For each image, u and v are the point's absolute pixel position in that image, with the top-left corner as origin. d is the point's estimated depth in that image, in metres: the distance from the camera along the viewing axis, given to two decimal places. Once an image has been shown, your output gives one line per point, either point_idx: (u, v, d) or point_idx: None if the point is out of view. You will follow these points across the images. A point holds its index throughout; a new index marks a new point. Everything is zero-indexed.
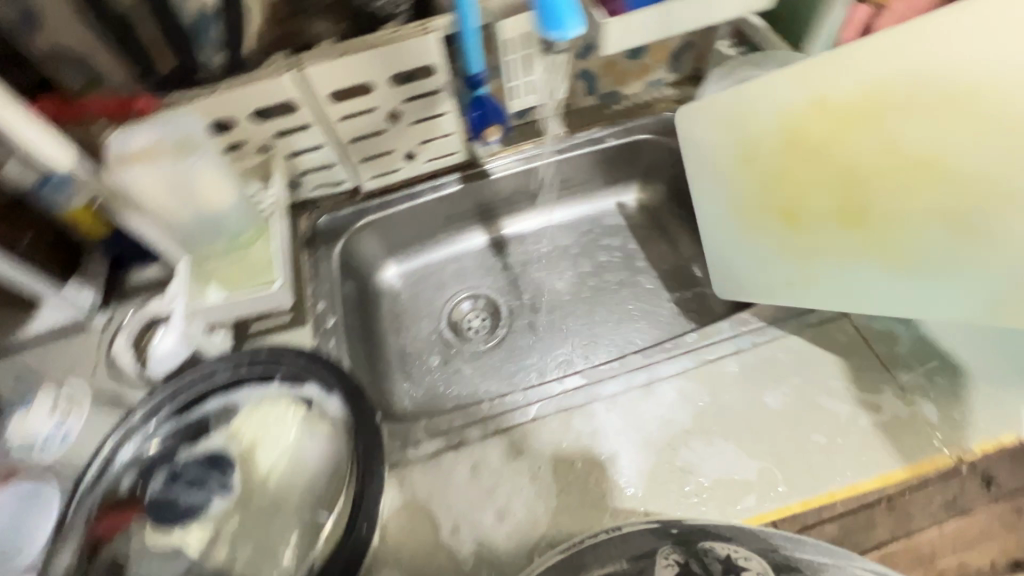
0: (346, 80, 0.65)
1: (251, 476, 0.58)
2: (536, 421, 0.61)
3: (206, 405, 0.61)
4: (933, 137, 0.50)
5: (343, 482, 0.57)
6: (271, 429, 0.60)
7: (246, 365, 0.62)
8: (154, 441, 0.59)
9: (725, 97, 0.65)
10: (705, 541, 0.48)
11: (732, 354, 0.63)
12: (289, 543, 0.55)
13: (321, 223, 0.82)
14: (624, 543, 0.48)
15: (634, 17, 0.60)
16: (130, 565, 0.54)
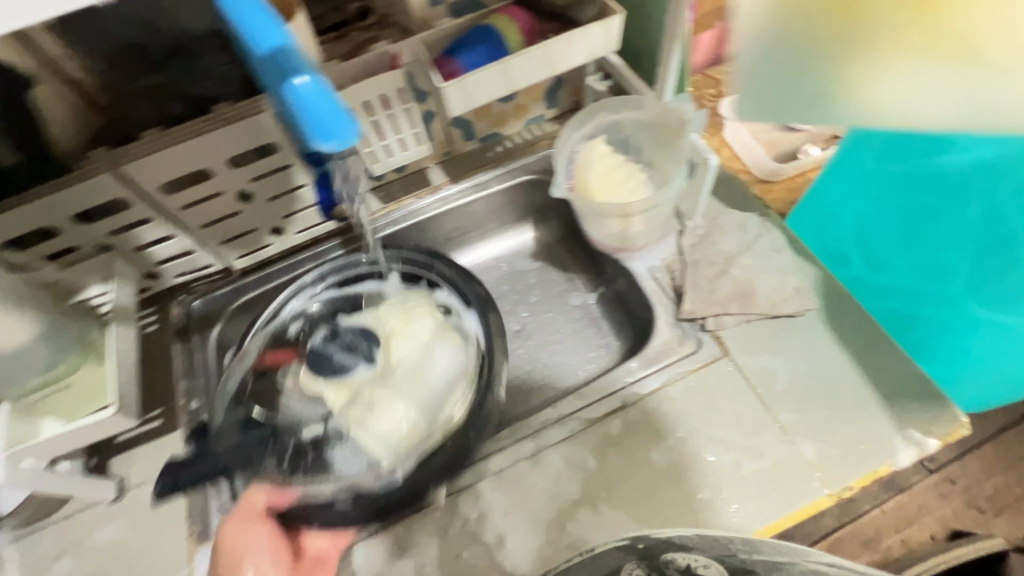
0: (177, 170, 0.60)
1: (391, 358, 0.66)
2: (421, 511, 0.58)
3: (363, 286, 0.74)
4: None
5: (463, 393, 0.63)
6: (410, 324, 0.68)
7: (402, 264, 0.73)
8: (315, 303, 0.73)
9: None
10: (669, 553, 0.39)
11: (617, 410, 0.61)
12: (402, 416, 0.61)
13: (195, 307, 0.76)
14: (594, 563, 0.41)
15: (470, 79, 0.58)
16: (286, 397, 0.66)
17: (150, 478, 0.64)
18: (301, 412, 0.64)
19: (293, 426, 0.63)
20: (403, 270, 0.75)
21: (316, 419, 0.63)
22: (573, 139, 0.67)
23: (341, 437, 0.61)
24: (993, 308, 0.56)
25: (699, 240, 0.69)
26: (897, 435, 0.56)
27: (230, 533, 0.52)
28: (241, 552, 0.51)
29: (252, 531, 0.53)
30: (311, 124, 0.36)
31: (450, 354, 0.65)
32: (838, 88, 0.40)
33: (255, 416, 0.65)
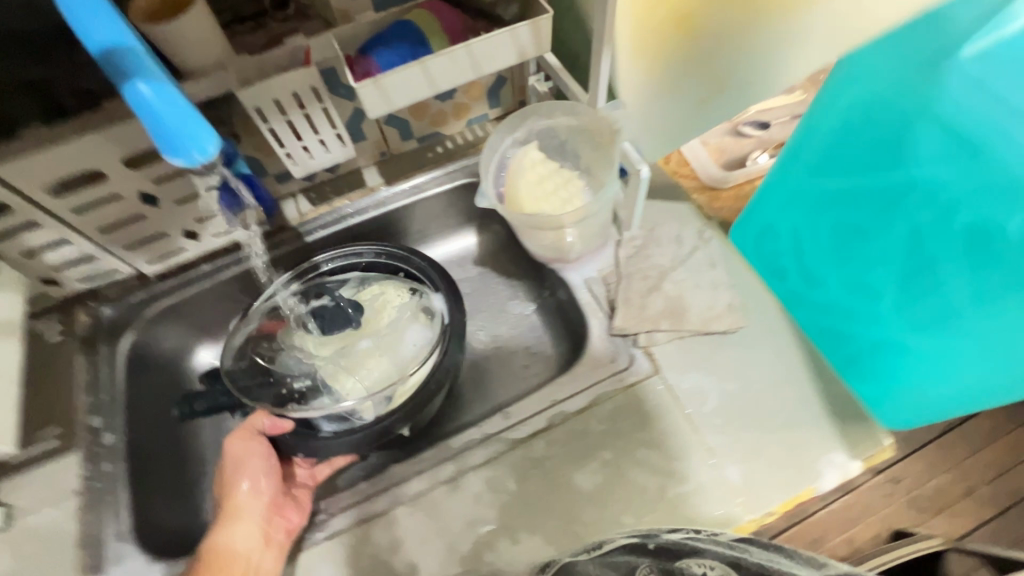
0: (63, 171, 0.54)
1: (373, 327, 0.69)
2: (332, 538, 0.55)
3: (349, 275, 0.73)
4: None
5: (429, 354, 0.65)
6: (384, 303, 0.70)
7: (385, 257, 0.72)
8: (305, 285, 0.71)
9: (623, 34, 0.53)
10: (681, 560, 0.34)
11: (542, 430, 0.59)
12: (371, 374, 0.66)
13: (105, 314, 0.71)
14: None
15: (385, 79, 0.54)
16: (283, 353, 0.68)
17: (41, 503, 0.59)
18: (297, 364, 0.68)
19: (284, 373, 0.67)
20: (380, 266, 0.74)
21: (307, 372, 0.67)
22: (503, 145, 0.64)
23: (323, 391, 0.65)
24: (920, 334, 0.54)
25: (635, 252, 0.67)
26: (821, 458, 0.55)
27: (233, 449, 0.61)
28: (241, 467, 0.61)
29: (247, 455, 0.61)
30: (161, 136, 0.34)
31: (424, 333, 0.67)
32: (734, 67, 0.52)
33: (258, 362, 0.68)
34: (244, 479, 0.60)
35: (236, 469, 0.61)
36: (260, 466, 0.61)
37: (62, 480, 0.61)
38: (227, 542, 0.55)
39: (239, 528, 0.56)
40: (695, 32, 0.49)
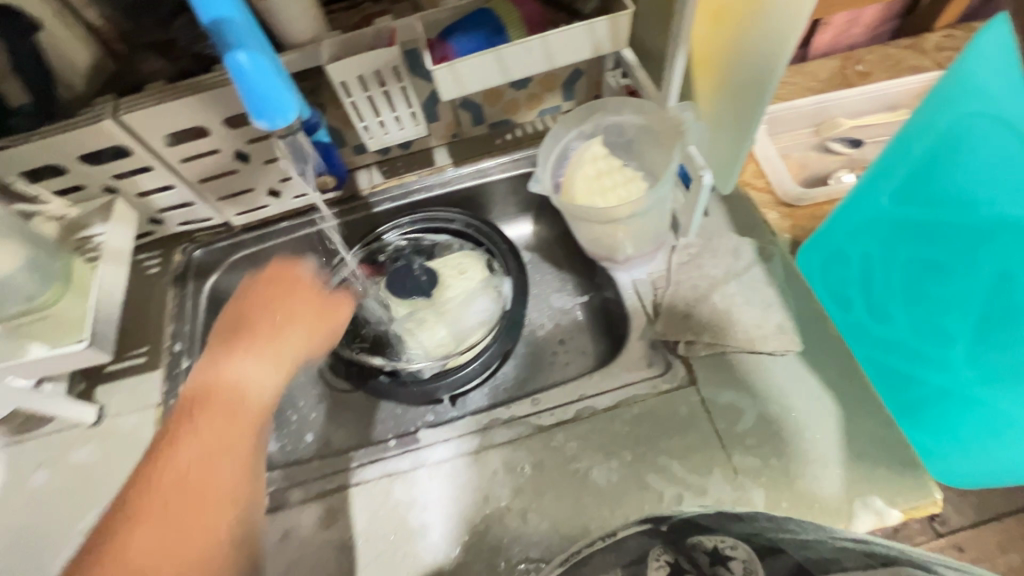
0: (175, 124, 0.62)
1: (446, 293, 0.73)
2: (357, 485, 0.59)
3: (439, 236, 0.77)
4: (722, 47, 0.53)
5: (487, 330, 0.69)
6: (462, 273, 0.74)
7: (473, 228, 0.76)
8: (401, 239, 0.76)
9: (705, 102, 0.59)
10: (692, 536, 0.37)
11: (566, 422, 0.60)
12: (433, 337, 0.70)
13: (196, 256, 0.80)
14: (619, 550, 0.38)
15: (460, 64, 0.56)
16: (365, 297, 0.73)
17: (126, 410, 0.69)
18: (377, 312, 0.72)
19: (365, 320, 0.72)
20: (465, 235, 0.77)
21: (386, 321, 0.72)
22: (567, 138, 0.64)
23: (393, 343, 0.71)
24: (992, 385, 0.50)
25: (688, 260, 0.65)
26: (857, 499, 0.52)
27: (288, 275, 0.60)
28: (289, 312, 0.58)
29: (293, 296, 0.59)
30: (253, 101, 0.38)
31: (489, 308, 0.71)
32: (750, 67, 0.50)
33: None
34: (290, 325, 0.57)
35: (288, 300, 0.58)
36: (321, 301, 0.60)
37: (146, 393, 0.70)
38: (239, 371, 0.53)
39: (252, 369, 0.54)
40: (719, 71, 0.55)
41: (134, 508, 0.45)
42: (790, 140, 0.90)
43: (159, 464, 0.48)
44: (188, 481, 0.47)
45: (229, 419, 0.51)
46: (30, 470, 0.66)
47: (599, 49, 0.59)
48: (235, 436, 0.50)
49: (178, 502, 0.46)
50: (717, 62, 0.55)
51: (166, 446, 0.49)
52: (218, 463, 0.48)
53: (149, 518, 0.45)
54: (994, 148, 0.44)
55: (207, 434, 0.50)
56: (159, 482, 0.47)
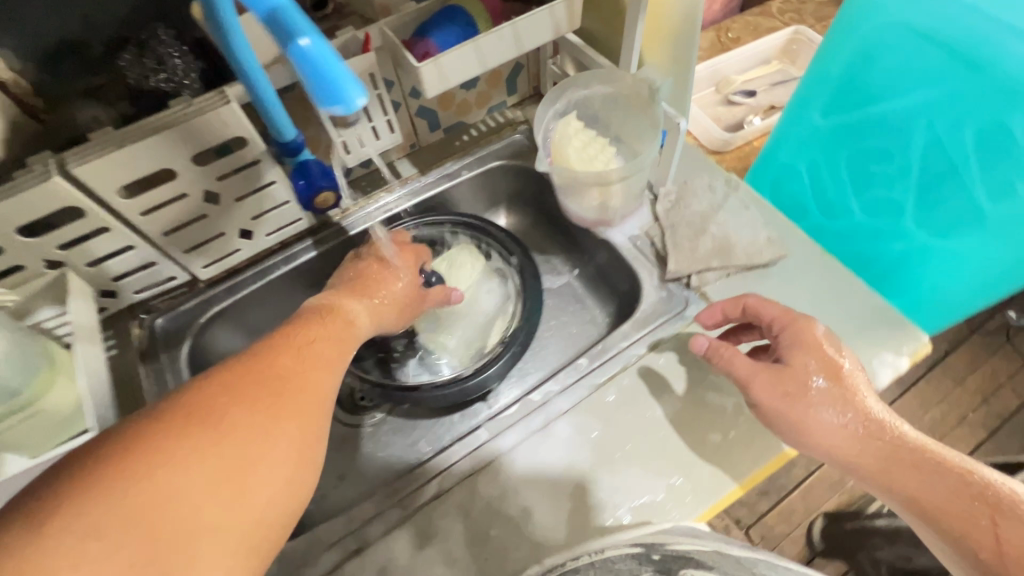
0: (137, 171, 0.55)
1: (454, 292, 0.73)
2: (440, 496, 0.57)
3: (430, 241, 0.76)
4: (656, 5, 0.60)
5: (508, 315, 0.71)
6: (462, 269, 0.74)
7: (461, 224, 0.76)
8: None
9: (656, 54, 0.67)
10: (688, 569, 0.43)
11: (618, 373, 0.63)
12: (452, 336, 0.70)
13: (159, 324, 0.71)
14: (607, 569, 0.44)
15: (444, 59, 0.58)
16: None
17: None
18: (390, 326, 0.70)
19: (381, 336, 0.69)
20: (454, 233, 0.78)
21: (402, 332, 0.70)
22: (547, 118, 0.69)
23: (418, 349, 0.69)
24: (946, 236, 0.62)
25: (673, 205, 0.72)
26: (872, 359, 0.62)
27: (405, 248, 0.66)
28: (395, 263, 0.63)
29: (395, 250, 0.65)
30: (318, 89, 0.35)
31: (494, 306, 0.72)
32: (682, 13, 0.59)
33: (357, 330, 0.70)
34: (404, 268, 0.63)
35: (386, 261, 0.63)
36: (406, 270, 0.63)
37: None
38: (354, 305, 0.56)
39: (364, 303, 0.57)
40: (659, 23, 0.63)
41: (197, 423, 0.36)
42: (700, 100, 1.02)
43: (268, 376, 0.41)
44: (289, 412, 0.40)
45: (323, 372, 0.45)
46: None
47: (559, 27, 0.64)
48: (330, 378, 0.45)
49: (269, 379, 0.41)
50: (654, 5, 0.60)
51: (267, 354, 0.44)
52: (319, 406, 0.42)
53: (243, 419, 0.37)
54: (895, 64, 0.58)
55: (294, 358, 0.44)
56: (278, 380, 0.41)
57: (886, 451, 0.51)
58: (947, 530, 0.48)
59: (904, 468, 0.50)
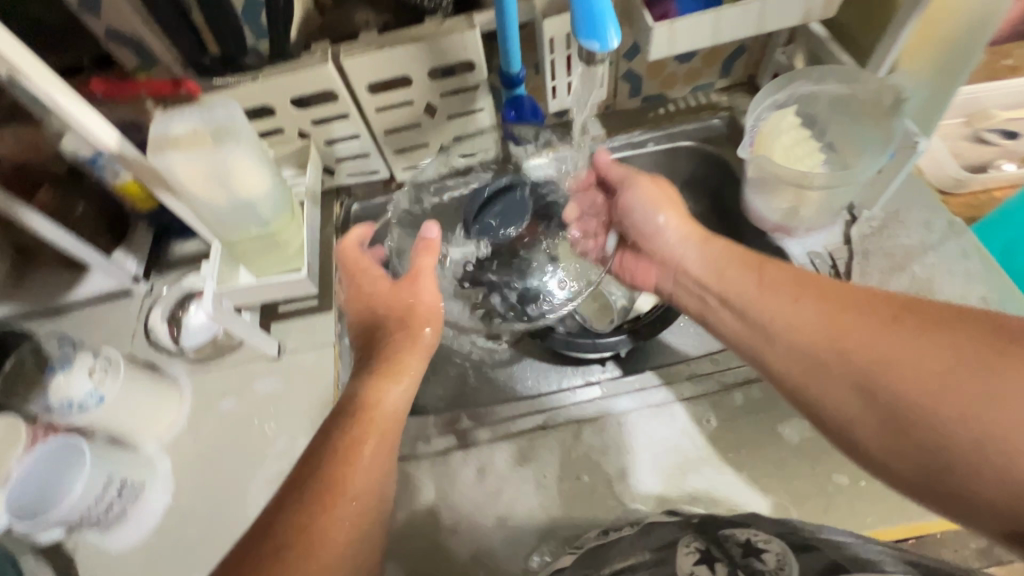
0: (385, 72, 0.64)
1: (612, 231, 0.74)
2: (545, 428, 0.61)
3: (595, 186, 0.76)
4: (938, 10, 0.54)
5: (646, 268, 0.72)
6: None
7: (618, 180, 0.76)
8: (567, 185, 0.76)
9: (920, 64, 0.60)
10: (725, 529, 0.46)
11: (752, 381, 0.61)
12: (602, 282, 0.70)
13: (354, 209, 0.82)
14: (648, 537, 0.47)
15: (680, 23, 0.58)
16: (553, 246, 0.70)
17: (305, 346, 0.72)
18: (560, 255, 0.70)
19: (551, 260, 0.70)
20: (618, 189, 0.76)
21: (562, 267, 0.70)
22: (763, 106, 0.65)
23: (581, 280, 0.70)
24: None
25: (873, 232, 0.66)
26: None
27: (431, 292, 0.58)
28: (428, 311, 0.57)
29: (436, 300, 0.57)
30: (585, 23, 0.39)
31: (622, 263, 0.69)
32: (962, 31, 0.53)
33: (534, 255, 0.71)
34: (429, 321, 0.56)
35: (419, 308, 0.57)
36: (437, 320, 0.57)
37: (320, 331, 0.73)
38: (388, 395, 0.51)
39: (398, 387, 0.52)
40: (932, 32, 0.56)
41: (264, 546, 0.40)
42: (941, 130, 0.87)
43: (322, 481, 0.44)
44: (349, 503, 0.44)
45: (373, 458, 0.47)
46: (217, 397, 0.69)
47: (811, 13, 0.60)
48: (378, 456, 0.48)
49: (297, 547, 0.41)
50: (930, 10, 0.55)
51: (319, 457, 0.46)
52: (373, 483, 0.47)
53: (311, 532, 0.42)
54: None
55: (345, 450, 0.47)
56: (334, 482, 0.45)
57: (715, 253, 0.58)
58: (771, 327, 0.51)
59: (738, 262, 0.56)
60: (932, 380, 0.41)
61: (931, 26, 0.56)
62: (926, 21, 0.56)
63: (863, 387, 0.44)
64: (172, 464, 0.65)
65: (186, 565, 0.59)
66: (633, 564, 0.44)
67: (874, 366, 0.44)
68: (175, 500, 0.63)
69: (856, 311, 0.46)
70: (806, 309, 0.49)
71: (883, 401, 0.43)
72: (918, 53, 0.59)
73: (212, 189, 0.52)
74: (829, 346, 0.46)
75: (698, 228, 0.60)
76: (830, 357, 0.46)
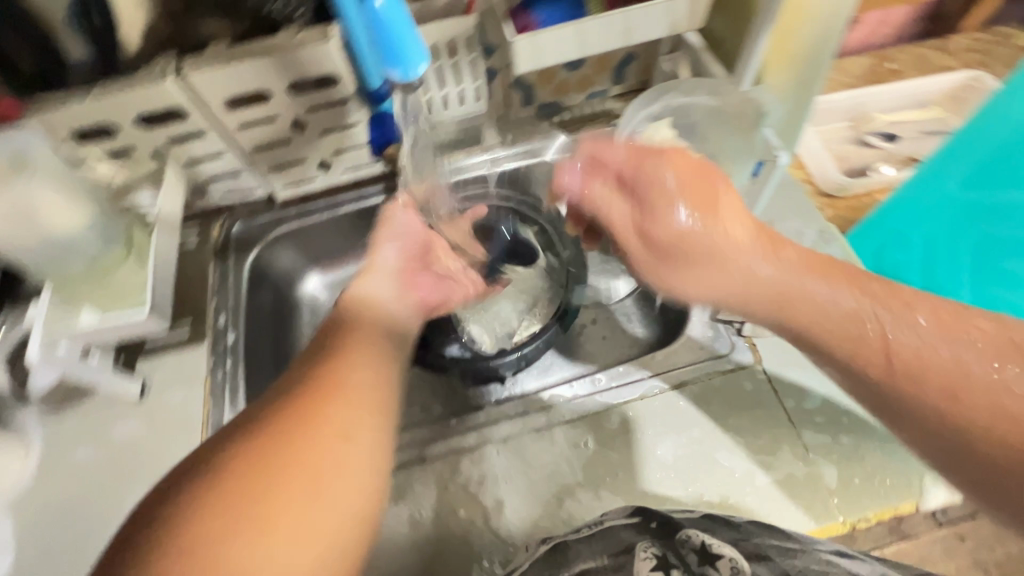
0: (237, 87, 0.60)
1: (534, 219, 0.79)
2: (422, 461, 0.58)
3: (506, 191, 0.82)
4: (790, 27, 0.55)
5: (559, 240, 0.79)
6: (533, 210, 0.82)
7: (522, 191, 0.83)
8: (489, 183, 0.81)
9: (782, 76, 0.60)
10: (681, 532, 0.46)
11: (631, 399, 0.60)
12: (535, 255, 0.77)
13: (235, 230, 0.77)
14: (606, 538, 0.47)
15: (542, 35, 0.56)
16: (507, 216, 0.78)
17: (172, 384, 0.67)
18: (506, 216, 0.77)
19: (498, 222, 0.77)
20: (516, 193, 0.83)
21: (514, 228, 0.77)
22: (638, 117, 0.64)
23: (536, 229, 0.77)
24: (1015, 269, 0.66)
25: None
26: (927, 476, 0.53)
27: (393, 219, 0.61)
28: (388, 229, 0.60)
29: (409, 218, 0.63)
30: (382, 48, 0.45)
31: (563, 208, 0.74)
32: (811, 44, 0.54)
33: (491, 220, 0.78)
34: (385, 243, 0.59)
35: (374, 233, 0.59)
36: (390, 245, 0.59)
37: (191, 365, 0.68)
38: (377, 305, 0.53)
39: (383, 285, 0.55)
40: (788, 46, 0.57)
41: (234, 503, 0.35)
42: (827, 135, 0.89)
43: (301, 433, 0.39)
44: (336, 482, 0.38)
45: (355, 416, 0.41)
46: (73, 444, 0.63)
47: (676, 24, 0.59)
48: (376, 438, 0.41)
49: (261, 483, 0.36)
50: (783, 22, 0.55)
51: (289, 418, 0.39)
52: (359, 482, 0.39)
53: (276, 499, 0.35)
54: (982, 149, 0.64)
55: (335, 416, 0.40)
56: (314, 443, 0.38)
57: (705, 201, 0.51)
58: (789, 307, 0.48)
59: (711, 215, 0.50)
60: (951, 373, 0.41)
61: (786, 43, 0.57)
62: (782, 39, 0.57)
63: (933, 384, 0.41)
64: (15, 525, 0.59)
65: None
66: (591, 567, 0.45)
67: (937, 376, 0.41)
68: (15, 565, 0.57)
69: (848, 288, 0.46)
70: (830, 298, 0.46)
71: (959, 400, 0.40)
72: (778, 68, 0.60)
73: (14, 225, 0.46)
74: (945, 376, 0.41)
75: (698, 183, 0.51)
76: (798, 325, 0.48)
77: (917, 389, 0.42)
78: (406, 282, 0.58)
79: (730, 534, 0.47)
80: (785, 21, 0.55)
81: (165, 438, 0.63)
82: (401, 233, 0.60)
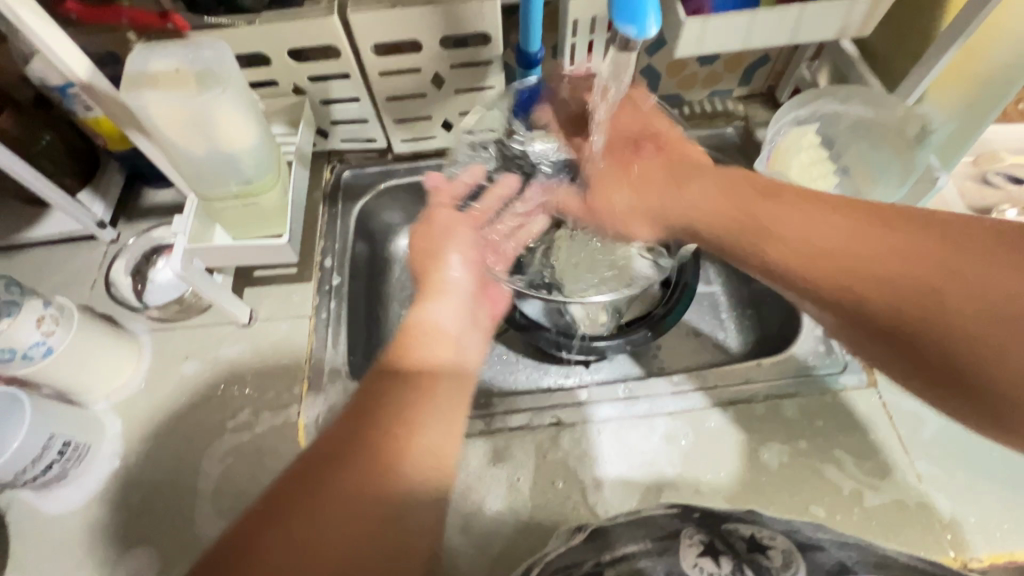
0: (393, 35, 0.60)
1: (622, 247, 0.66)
2: (522, 429, 0.59)
3: None
4: (974, 52, 0.56)
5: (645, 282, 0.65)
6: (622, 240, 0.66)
7: None
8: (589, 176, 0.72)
9: (948, 101, 0.61)
10: (726, 524, 0.47)
11: (739, 402, 0.59)
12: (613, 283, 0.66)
13: (345, 177, 0.77)
14: (645, 525, 0.48)
15: (714, 20, 0.54)
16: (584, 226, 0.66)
17: (277, 316, 0.68)
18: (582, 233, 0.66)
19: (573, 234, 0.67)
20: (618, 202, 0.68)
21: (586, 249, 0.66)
22: (784, 120, 0.63)
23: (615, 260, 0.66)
24: None
25: None
26: None
27: (437, 220, 0.55)
28: (449, 241, 0.53)
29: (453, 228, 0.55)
30: (622, 4, 0.39)
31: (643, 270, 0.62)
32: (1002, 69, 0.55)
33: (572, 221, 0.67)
34: (452, 256, 0.52)
35: (438, 242, 0.53)
36: (457, 258, 0.53)
37: (298, 302, 0.69)
38: (437, 317, 0.48)
39: (446, 307, 0.49)
40: (964, 70, 0.58)
41: (299, 495, 0.35)
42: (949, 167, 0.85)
43: (368, 458, 0.36)
44: (363, 507, 0.35)
45: (436, 432, 0.39)
46: (179, 360, 0.65)
47: (844, 31, 0.58)
48: (422, 485, 0.38)
49: (323, 474, 0.36)
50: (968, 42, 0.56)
51: (350, 425, 0.38)
52: (437, 463, 0.39)
53: (335, 495, 0.35)
54: None
55: (405, 417, 0.39)
56: (367, 458, 0.36)
57: (696, 193, 0.51)
58: (773, 234, 0.46)
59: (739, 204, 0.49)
60: (892, 266, 0.40)
61: (963, 68, 0.58)
62: (958, 65, 0.58)
63: (954, 307, 0.37)
64: (123, 425, 0.61)
65: (127, 531, 0.56)
66: (634, 550, 0.45)
67: (889, 284, 0.40)
68: (121, 466, 0.59)
69: (885, 226, 0.42)
70: (802, 220, 0.45)
71: (931, 309, 0.38)
72: (945, 94, 0.61)
73: (192, 134, 0.48)
74: (852, 269, 0.41)
75: (659, 178, 0.54)
76: (845, 282, 0.42)
77: (864, 296, 0.41)
78: (477, 312, 0.52)
79: (785, 527, 0.47)
80: (970, 47, 0.56)
81: (270, 367, 0.65)
82: (470, 243, 0.55)
